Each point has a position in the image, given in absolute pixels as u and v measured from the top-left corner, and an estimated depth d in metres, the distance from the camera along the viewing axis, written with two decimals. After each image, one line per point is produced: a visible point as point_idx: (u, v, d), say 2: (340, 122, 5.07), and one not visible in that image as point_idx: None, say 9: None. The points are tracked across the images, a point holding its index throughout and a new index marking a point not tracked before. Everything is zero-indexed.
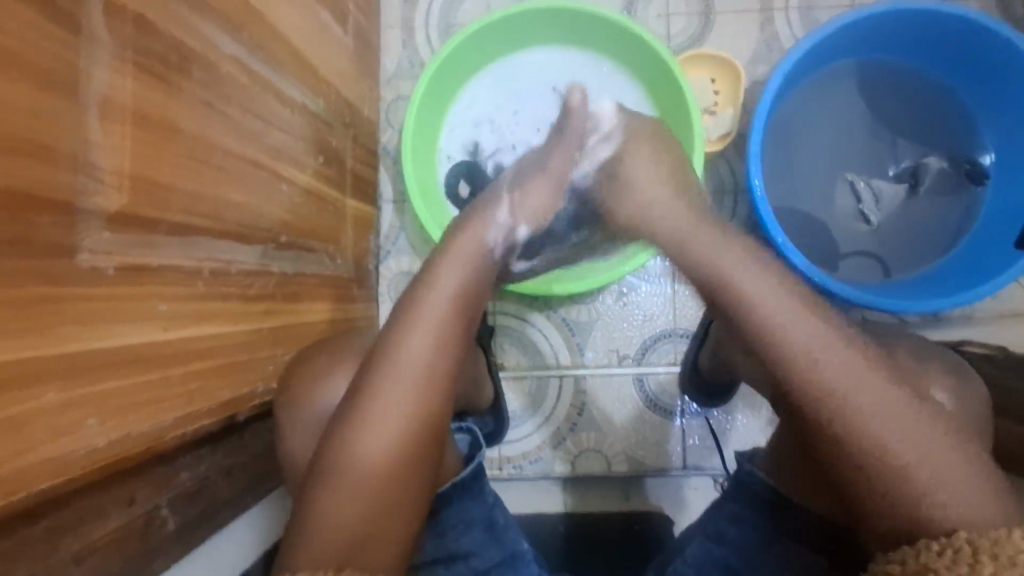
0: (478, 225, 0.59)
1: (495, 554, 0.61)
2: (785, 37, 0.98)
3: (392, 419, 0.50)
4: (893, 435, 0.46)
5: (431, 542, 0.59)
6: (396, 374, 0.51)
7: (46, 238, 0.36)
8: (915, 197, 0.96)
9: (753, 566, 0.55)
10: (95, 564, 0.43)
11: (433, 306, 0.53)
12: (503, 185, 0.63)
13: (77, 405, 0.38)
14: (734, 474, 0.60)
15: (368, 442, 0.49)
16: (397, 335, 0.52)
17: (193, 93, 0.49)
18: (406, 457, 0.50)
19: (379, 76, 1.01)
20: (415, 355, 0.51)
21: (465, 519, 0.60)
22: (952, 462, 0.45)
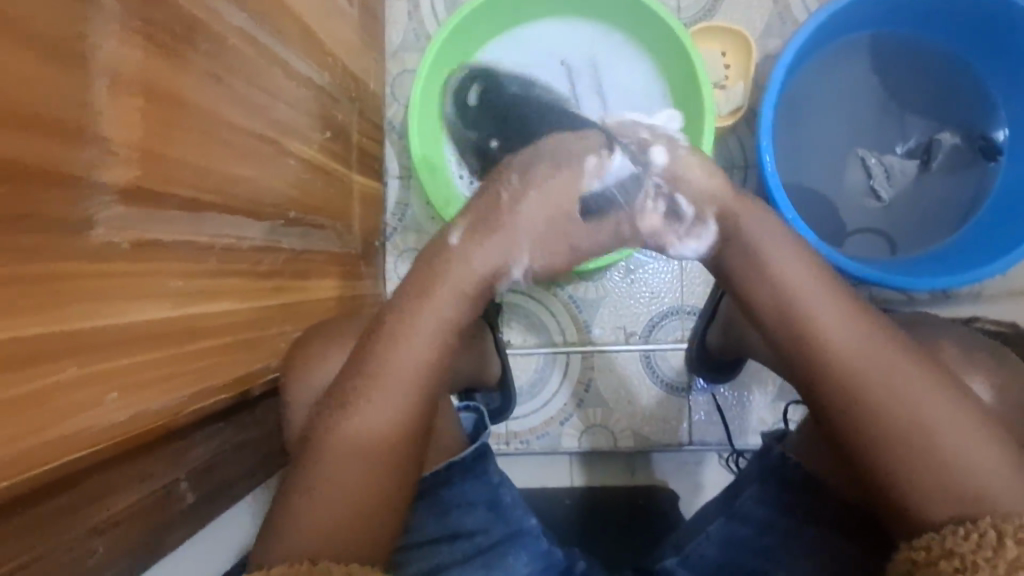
0: (486, 249, 0.54)
1: (501, 530, 0.61)
2: (798, 8, 0.96)
3: (386, 398, 0.50)
4: (914, 417, 0.45)
5: (432, 523, 0.59)
6: (401, 357, 0.51)
7: (60, 213, 0.35)
8: (927, 172, 0.94)
9: (784, 545, 0.56)
10: (113, 538, 0.43)
11: (429, 296, 0.53)
12: (518, 234, 0.54)
13: (95, 381, 0.38)
14: (762, 455, 0.60)
15: (356, 423, 0.49)
16: (398, 319, 0.52)
17: (202, 66, 0.48)
18: (397, 436, 0.50)
19: (385, 49, 0.99)
20: (424, 334, 0.52)
21: (469, 499, 0.61)
22: (980, 445, 0.45)
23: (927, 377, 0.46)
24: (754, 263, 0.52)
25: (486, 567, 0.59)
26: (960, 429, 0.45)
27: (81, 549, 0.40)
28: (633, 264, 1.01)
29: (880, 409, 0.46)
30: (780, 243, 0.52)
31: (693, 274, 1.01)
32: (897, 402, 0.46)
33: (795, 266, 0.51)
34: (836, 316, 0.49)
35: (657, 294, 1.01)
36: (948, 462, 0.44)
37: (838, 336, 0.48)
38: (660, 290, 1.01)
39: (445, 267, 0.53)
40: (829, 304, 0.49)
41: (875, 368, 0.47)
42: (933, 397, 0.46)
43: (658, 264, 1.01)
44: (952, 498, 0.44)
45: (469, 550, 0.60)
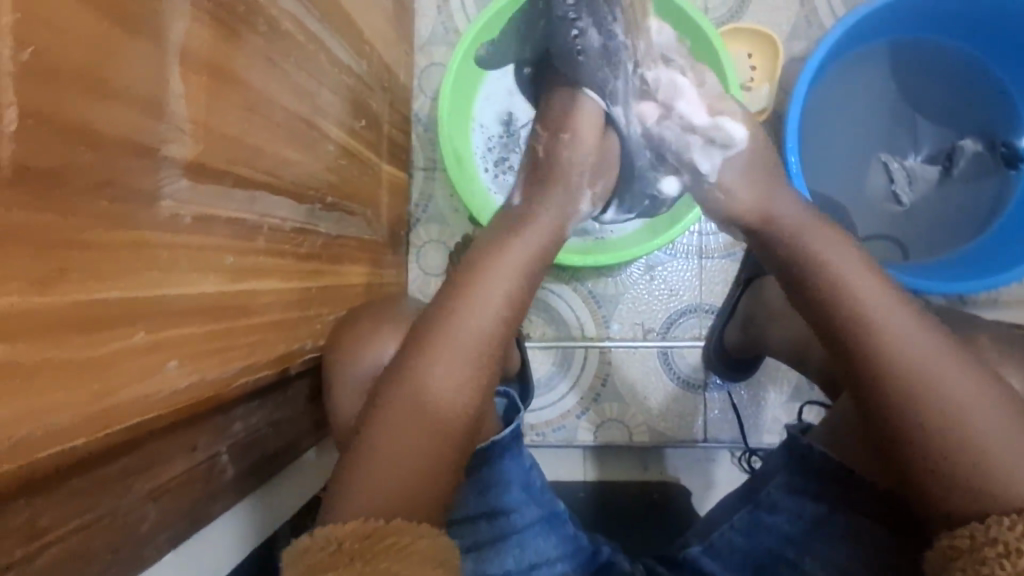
0: (558, 208, 0.62)
1: (535, 511, 0.62)
2: (826, 13, 0.97)
3: (450, 381, 0.52)
4: (956, 411, 0.46)
5: (472, 499, 0.61)
6: (465, 328, 0.53)
7: (135, 183, 0.37)
8: (949, 179, 0.96)
9: (808, 535, 0.58)
10: (165, 504, 0.44)
11: (479, 283, 0.55)
12: (580, 174, 0.64)
13: (159, 347, 0.39)
14: (788, 444, 0.61)
15: (408, 402, 0.51)
16: (459, 306, 0.54)
17: (257, 48, 0.49)
18: (449, 413, 0.51)
19: (413, 42, 1.00)
20: (482, 314, 0.54)
21: (505, 479, 0.61)
22: (1017, 441, 0.45)
23: (967, 372, 0.48)
24: (800, 263, 0.56)
25: (521, 547, 0.60)
26: (992, 421, 0.46)
27: (136, 511, 0.41)
28: (652, 261, 1.02)
29: (922, 399, 0.47)
30: (830, 239, 0.56)
31: (712, 273, 1.02)
32: (943, 394, 0.47)
33: (849, 260, 0.54)
34: (883, 307, 0.51)
35: (676, 291, 1.02)
36: (984, 455, 0.45)
37: (883, 327, 0.50)
38: (678, 288, 1.02)
39: (495, 263, 0.57)
40: (872, 295, 0.52)
41: (919, 361, 0.48)
42: (971, 391, 0.47)
43: (677, 262, 1.02)
44: (993, 491, 0.45)
45: (503, 529, 0.60)
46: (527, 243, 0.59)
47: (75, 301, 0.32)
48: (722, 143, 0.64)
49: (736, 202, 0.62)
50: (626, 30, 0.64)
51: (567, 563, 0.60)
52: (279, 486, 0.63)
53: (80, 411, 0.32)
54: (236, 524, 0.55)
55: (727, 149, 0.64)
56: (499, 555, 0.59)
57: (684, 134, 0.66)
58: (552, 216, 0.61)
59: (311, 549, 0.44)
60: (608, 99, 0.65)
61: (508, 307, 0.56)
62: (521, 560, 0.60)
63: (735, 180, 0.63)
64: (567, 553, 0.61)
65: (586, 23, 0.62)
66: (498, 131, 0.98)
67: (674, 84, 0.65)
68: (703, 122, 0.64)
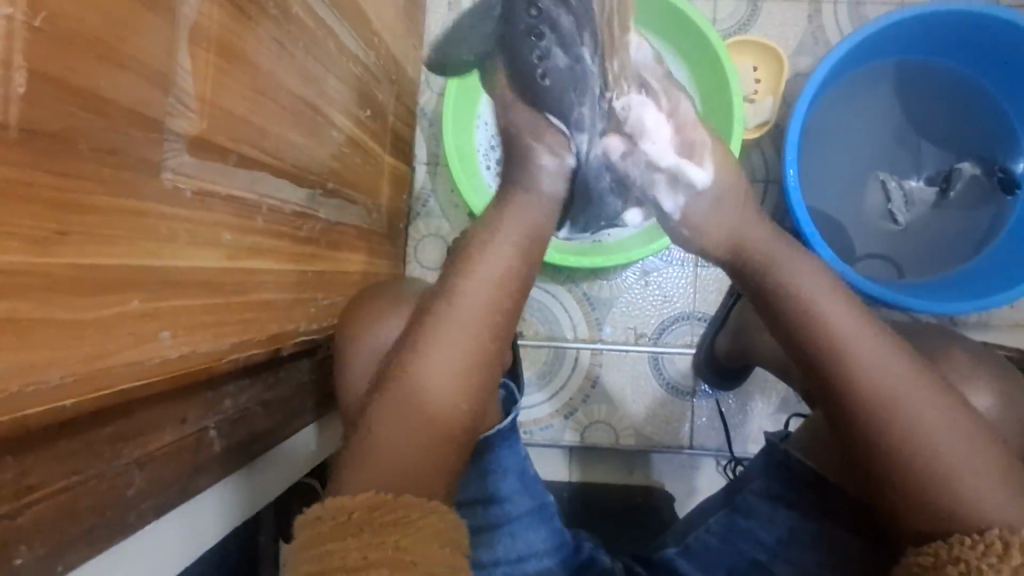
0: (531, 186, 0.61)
1: (526, 502, 0.62)
2: (832, 30, 0.98)
3: (438, 377, 0.53)
4: (926, 434, 0.48)
5: (473, 483, 0.61)
6: (458, 323, 0.54)
7: (139, 153, 0.37)
8: (945, 201, 0.97)
9: (784, 541, 0.59)
10: (150, 473, 0.45)
11: (468, 280, 0.56)
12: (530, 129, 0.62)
13: (154, 316, 0.40)
14: (768, 453, 0.62)
15: (407, 395, 0.52)
16: (445, 302, 0.55)
17: (267, 31, 0.50)
18: (450, 411, 0.53)
19: (423, 36, 1.01)
20: (472, 312, 0.55)
21: (504, 465, 0.62)
22: (977, 461, 0.47)
23: (932, 395, 0.49)
24: (770, 284, 0.56)
25: (512, 536, 0.61)
26: (955, 441, 0.48)
27: (121, 478, 0.42)
28: (649, 266, 1.03)
29: (890, 420, 0.49)
30: (801, 261, 0.57)
31: (707, 281, 1.03)
32: (914, 420, 0.49)
33: (816, 284, 0.55)
34: (853, 333, 0.52)
35: (670, 297, 1.03)
36: (948, 473, 0.47)
37: (849, 351, 0.51)
38: (673, 294, 1.03)
39: (477, 256, 0.57)
40: (840, 319, 0.53)
41: (886, 383, 0.50)
42: (935, 412, 0.49)
43: (674, 268, 1.03)
44: (958, 510, 0.47)
45: (498, 516, 0.61)
46: (511, 228, 0.59)
47: (74, 263, 0.33)
48: (686, 183, 0.62)
49: (704, 221, 0.62)
50: (595, 53, 0.60)
51: (553, 557, 0.61)
52: (265, 466, 0.64)
53: (73, 371, 0.33)
54: (220, 499, 0.56)
55: (690, 188, 0.62)
56: (493, 542, 0.61)
57: (650, 167, 0.64)
58: (536, 212, 0.61)
59: (322, 519, 0.47)
60: (571, 125, 0.62)
61: (503, 308, 0.56)
62: (510, 550, 0.61)
63: (715, 211, 0.61)
64: (554, 547, 0.62)
65: (550, 43, 0.59)
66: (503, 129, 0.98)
67: (639, 116, 0.63)
68: (669, 161, 0.62)
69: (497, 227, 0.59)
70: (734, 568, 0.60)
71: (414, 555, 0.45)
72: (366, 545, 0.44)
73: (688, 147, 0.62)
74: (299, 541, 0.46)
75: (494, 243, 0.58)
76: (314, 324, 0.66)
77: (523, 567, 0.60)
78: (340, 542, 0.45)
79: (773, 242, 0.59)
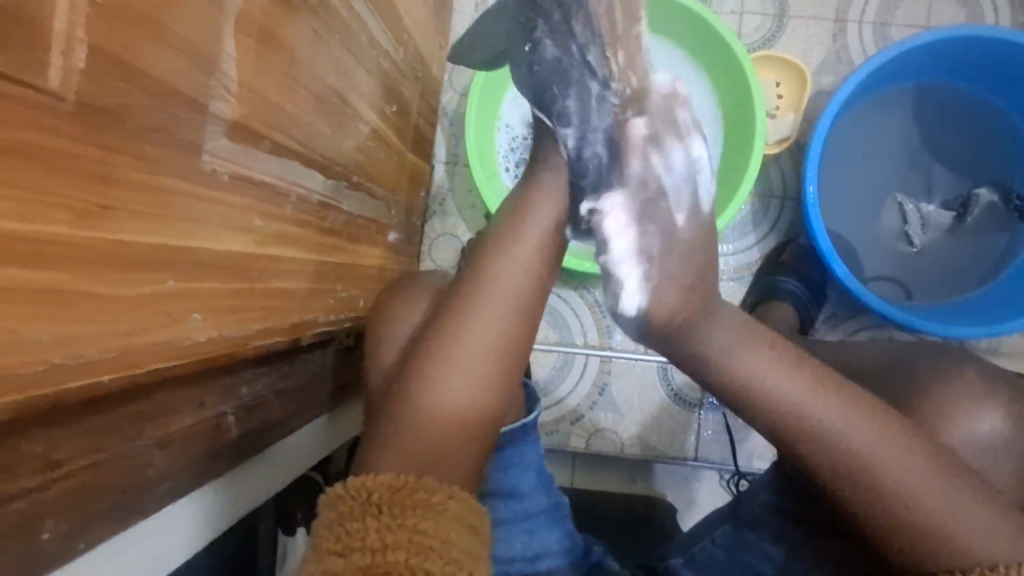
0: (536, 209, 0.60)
1: (543, 500, 0.64)
2: (855, 51, 0.99)
3: (463, 380, 0.54)
4: (912, 485, 0.49)
5: (495, 475, 0.62)
6: (482, 328, 0.55)
7: (184, 134, 0.37)
8: (961, 226, 0.96)
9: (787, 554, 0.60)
10: (171, 455, 0.45)
11: (492, 287, 0.57)
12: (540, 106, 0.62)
13: (188, 297, 0.40)
14: (775, 464, 0.63)
15: (432, 395, 0.53)
16: (467, 307, 0.56)
17: (306, 20, 0.50)
18: (480, 409, 0.54)
19: (449, 36, 1.01)
20: (493, 322, 0.56)
21: (524, 461, 0.63)
22: (969, 504, 0.48)
23: (910, 454, 0.50)
24: (724, 370, 0.55)
25: (529, 533, 0.62)
26: (941, 493, 0.49)
27: (144, 460, 0.42)
28: None
29: (874, 479, 0.50)
30: (752, 346, 0.55)
31: None
32: (898, 470, 0.50)
33: (769, 369, 0.53)
34: (817, 411, 0.52)
35: None
36: (937, 521, 0.48)
37: (819, 429, 0.51)
38: None
39: (497, 264, 0.58)
40: (801, 399, 0.52)
41: (857, 447, 0.50)
42: (914, 469, 0.50)
43: None
44: (955, 543, 0.48)
45: (518, 511, 0.62)
46: (535, 235, 0.59)
47: (117, 238, 0.33)
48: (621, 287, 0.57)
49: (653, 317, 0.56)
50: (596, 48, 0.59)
51: (564, 557, 0.63)
52: (276, 456, 0.64)
53: (109, 347, 0.33)
54: (233, 488, 0.56)
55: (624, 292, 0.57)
56: (509, 537, 0.61)
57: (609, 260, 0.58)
58: (538, 227, 0.59)
59: (343, 498, 0.47)
60: (555, 118, 0.61)
61: (530, 310, 0.58)
62: (527, 548, 0.62)
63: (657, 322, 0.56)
64: (566, 547, 0.63)
65: (544, 33, 0.60)
66: (524, 132, 0.99)
67: (618, 210, 0.58)
68: (620, 269, 0.57)
69: (504, 242, 0.59)
70: None
71: (432, 539, 0.44)
72: (384, 527, 0.45)
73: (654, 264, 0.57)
74: (322, 519, 0.47)
75: (517, 252, 0.58)
76: (332, 315, 0.66)
77: (538, 566, 0.61)
78: (360, 522, 0.45)
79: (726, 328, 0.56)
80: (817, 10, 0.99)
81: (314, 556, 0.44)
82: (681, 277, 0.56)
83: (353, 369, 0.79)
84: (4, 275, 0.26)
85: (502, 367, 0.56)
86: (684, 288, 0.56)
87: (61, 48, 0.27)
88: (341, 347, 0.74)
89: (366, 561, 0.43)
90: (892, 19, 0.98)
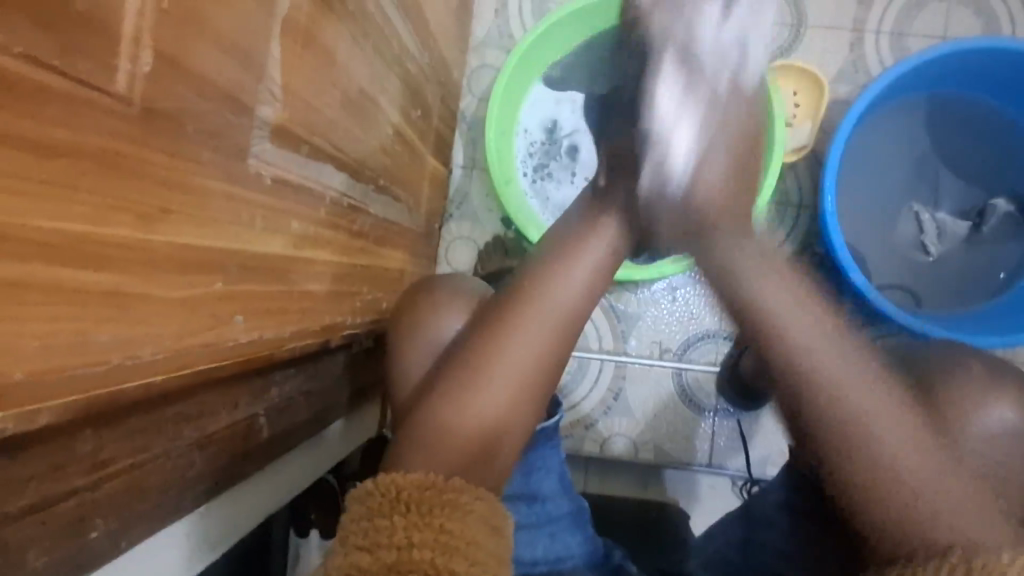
0: (590, 236, 0.60)
1: (564, 504, 0.64)
2: (872, 60, 0.99)
3: (498, 390, 0.54)
4: (896, 439, 0.46)
5: (518, 478, 0.62)
6: (526, 337, 0.55)
7: (234, 138, 0.38)
8: (978, 236, 0.96)
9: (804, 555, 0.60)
10: (209, 454, 0.45)
11: (545, 300, 0.57)
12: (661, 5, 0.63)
13: (232, 299, 0.40)
14: (791, 466, 0.63)
15: (464, 405, 0.53)
16: (507, 317, 0.56)
17: (344, 25, 0.51)
18: (512, 415, 0.55)
19: (468, 41, 1.01)
20: (534, 338, 0.55)
21: (547, 464, 0.63)
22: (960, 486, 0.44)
23: (899, 412, 0.47)
24: (747, 301, 0.54)
25: (551, 537, 0.62)
26: (936, 480, 0.45)
27: (183, 459, 0.42)
28: (677, 282, 1.03)
29: (863, 446, 0.46)
30: (764, 270, 0.55)
31: None
32: (877, 420, 0.47)
33: (775, 293, 0.53)
34: (808, 334, 0.51)
35: (697, 314, 1.03)
36: (919, 508, 0.44)
37: (809, 356, 0.50)
38: (700, 312, 1.03)
39: (553, 280, 0.58)
40: (792, 320, 0.52)
41: (860, 404, 0.47)
42: (896, 421, 0.47)
43: None
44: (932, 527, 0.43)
45: (539, 515, 0.62)
46: (595, 255, 0.60)
47: (172, 241, 0.33)
48: (667, 169, 0.61)
49: (697, 190, 0.60)
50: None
51: (584, 561, 0.62)
52: (300, 457, 0.64)
53: (162, 348, 0.34)
54: (260, 489, 0.56)
55: (676, 153, 0.61)
56: (532, 541, 0.61)
57: (654, 131, 0.62)
58: (589, 245, 0.60)
59: (373, 494, 0.46)
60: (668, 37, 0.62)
61: (569, 323, 0.57)
62: (548, 552, 0.61)
63: (701, 189, 0.60)
64: (587, 551, 0.63)
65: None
66: (542, 137, 0.99)
67: (673, 89, 0.62)
68: (672, 155, 0.61)
69: (562, 262, 0.59)
70: None
71: (458, 540, 0.43)
72: (411, 525, 0.44)
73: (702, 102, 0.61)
74: (350, 513, 0.46)
75: (572, 276, 0.58)
76: (358, 317, 0.66)
77: (560, 569, 0.61)
78: (388, 519, 0.44)
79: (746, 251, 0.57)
80: (835, 20, 0.99)
81: (340, 550, 0.43)
82: (727, 153, 0.62)
83: (371, 372, 0.79)
84: (74, 276, 0.27)
85: (535, 382, 0.55)
86: (727, 167, 0.61)
87: (130, 53, 0.28)
88: (362, 349, 0.74)
89: (392, 558, 0.41)
90: (910, 29, 0.99)
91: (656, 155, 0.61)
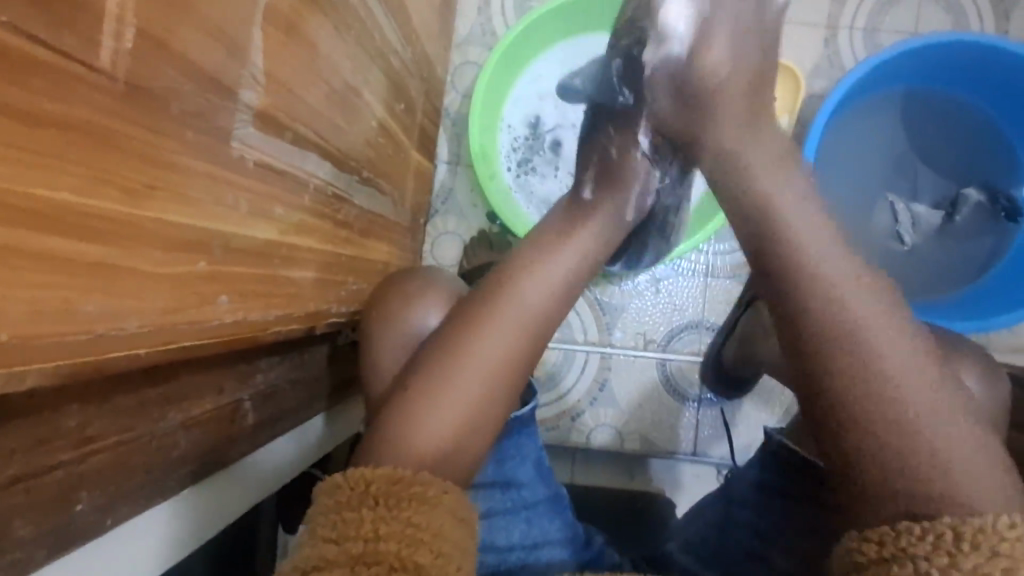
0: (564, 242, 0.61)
1: (541, 490, 0.65)
2: (846, 55, 1.02)
3: (476, 378, 0.55)
4: (923, 405, 0.44)
5: (491, 467, 0.62)
6: (504, 326, 0.56)
7: (217, 121, 0.39)
8: (951, 225, 0.99)
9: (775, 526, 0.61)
10: (196, 435, 0.46)
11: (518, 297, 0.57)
12: None
13: (217, 280, 0.41)
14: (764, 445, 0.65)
15: (445, 392, 0.54)
16: (483, 305, 0.57)
17: (326, 14, 0.52)
18: (492, 401, 0.56)
19: (451, 39, 1.02)
20: (510, 330, 0.56)
21: (522, 451, 0.64)
22: (976, 457, 0.43)
23: (928, 374, 0.45)
24: (778, 237, 0.50)
25: (528, 522, 0.63)
26: (955, 449, 0.42)
27: (170, 438, 0.43)
28: (659, 275, 1.04)
29: (884, 424, 0.44)
30: (809, 224, 0.50)
31: (717, 291, 1.03)
32: (904, 385, 0.44)
33: (819, 239, 0.49)
34: (845, 277, 0.47)
35: (680, 306, 1.04)
36: (939, 473, 0.42)
37: (846, 302, 0.46)
38: (683, 303, 1.04)
39: (524, 277, 0.58)
40: (831, 265, 0.48)
41: (888, 366, 0.45)
42: (927, 387, 0.44)
43: (685, 278, 1.04)
44: (939, 498, 0.41)
45: (517, 501, 0.63)
46: (575, 256, 0.60)
47: (156, 219, 0.34)
48: (666, 32, 0.57)
49: (695, 95, 0.57)
50: None
51: (565, 547, 0.63)
52: (289, 445, 0.65)
53: (149, 323, 0.34)
54: (249, 474, 0.56)
55: (673, 23, 0.57)
56: (509, 526, 0.62)
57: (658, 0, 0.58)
58: (570, 248, 0.60)
59: (341, 488, 0.47)
60: None
61: (542, 323, 0.58)
62: (526, 537, 0.63)
63: (706, 67, 0.56)
64: (568, 537, 0.64)
65: None
66: (525, 133, 1.00)
67: None
68: (678, 23, 0.57)
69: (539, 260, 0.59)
70: (735, 558, 0.62)
71: (424, 532, 0.44)
72: (378, 518, 0.44)
73: (706, 4, 0.56)
74: (317, 507, 0.46)
75: (548, 272, 0.59)
76: (344, 307, 0.67)
77: (538, 553, 0.62)
78: (355, 513, 0.45)
79: (793, 198, 0.52)
80: (810, 16, 1.02)
81: (309, 542, 0.44)
82: (735, 29, 0.56)
83: (354, 365, 0.80)
84: (60, 248, 0.27)
85: (513, 372, 0.56)
86: (735, 41, 0.56)
87: (115, 31, 0.29)
88: (347, 341, 0.75)
89: (358, 549, 0.42)
90: (883, 26, 1.01)
91: (660, 24, 0.57)
